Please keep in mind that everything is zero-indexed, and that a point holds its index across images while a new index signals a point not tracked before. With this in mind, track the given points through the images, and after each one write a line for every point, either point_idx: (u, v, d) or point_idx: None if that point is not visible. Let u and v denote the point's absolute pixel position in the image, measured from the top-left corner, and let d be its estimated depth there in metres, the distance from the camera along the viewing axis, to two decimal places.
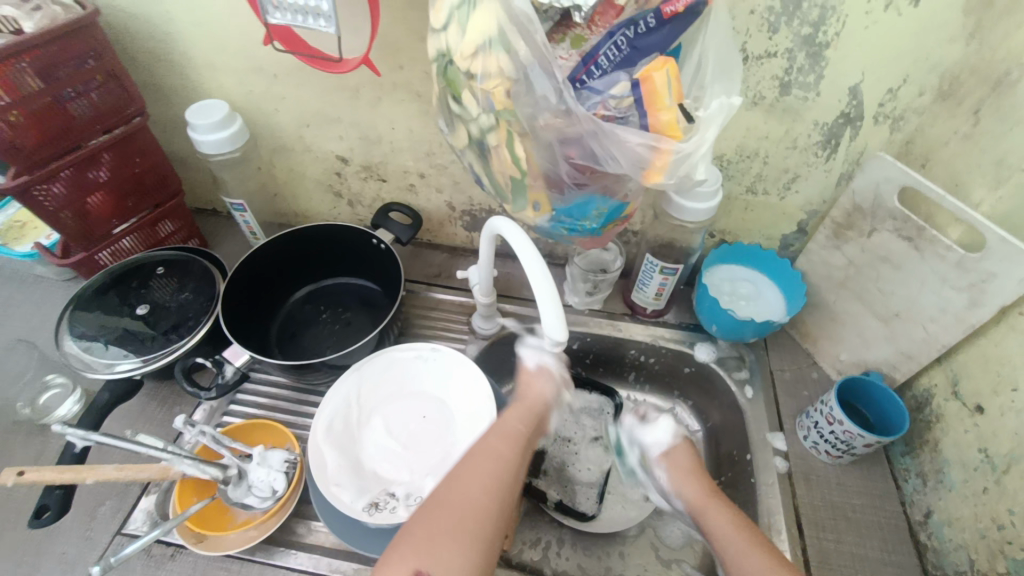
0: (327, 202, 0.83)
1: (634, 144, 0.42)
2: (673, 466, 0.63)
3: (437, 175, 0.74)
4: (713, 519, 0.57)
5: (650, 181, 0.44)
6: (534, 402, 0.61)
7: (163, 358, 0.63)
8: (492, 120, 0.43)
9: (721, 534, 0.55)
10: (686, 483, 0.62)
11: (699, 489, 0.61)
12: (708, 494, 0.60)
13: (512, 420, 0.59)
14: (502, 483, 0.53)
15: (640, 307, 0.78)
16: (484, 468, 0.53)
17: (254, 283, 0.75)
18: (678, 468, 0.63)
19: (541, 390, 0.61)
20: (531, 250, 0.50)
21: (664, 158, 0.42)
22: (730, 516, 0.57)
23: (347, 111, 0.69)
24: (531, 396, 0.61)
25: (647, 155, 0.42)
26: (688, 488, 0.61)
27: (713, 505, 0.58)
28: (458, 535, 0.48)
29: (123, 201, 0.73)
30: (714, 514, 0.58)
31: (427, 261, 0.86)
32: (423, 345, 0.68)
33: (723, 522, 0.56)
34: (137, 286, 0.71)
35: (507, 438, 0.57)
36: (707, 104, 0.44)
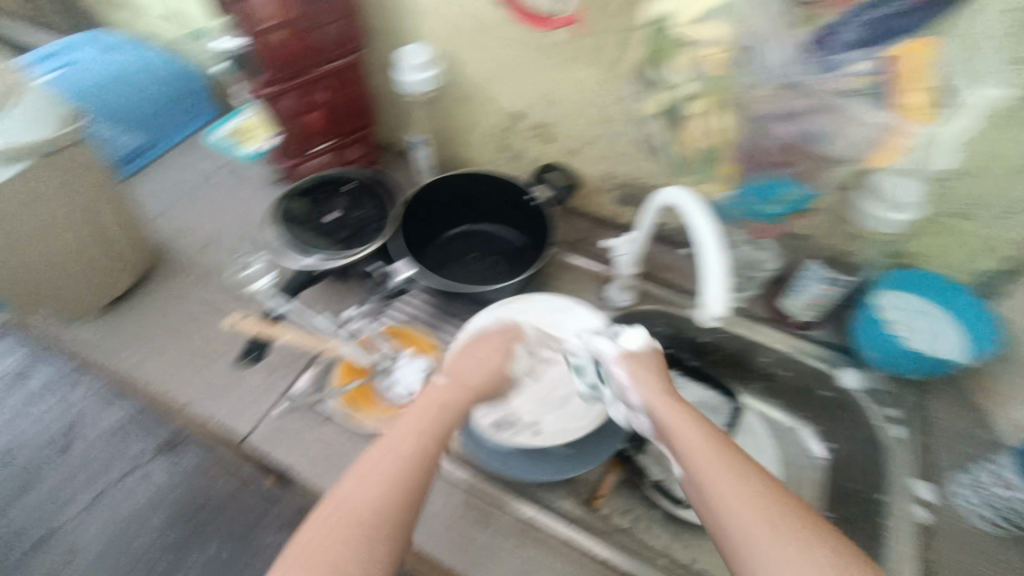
0: (490, 154, 0.88)
1: (873, 125, 0.55)
2: (633, 363, 0.56)
3: (603, 143, 0.75)
4: (684, 432, 0.49)
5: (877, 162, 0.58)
6: (476, 374, 0.60)
7: (342, 257, 0.73)
8: (698, 82, 0.58)
9: (704, 466, 0.45)
10: (645, 381, 0.54)
11: (655, 389, 0.53)
12: (709, 438, 0.47)
13: (469, 376, 0.59)
14: (402, 453, 0.49)
15: (788, 317, 0.73)
16: (406, 427, 0.52)
17: (419, 214, 0.83)
18: (665, 409, 0.51)
19: (483, 372, 0.60)
20: (706, 220, 0.50)
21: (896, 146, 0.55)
22: (735, 465, 0.45)
23: (534, 69, 0.72)
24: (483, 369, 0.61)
25: (885, 138, 0.55)
26: (691, 439, 0.48)
27: (705, 447, 0.47)
28: (375, 504, 0.45)
29: (333, 123, 0.85)
30: (708, 449, 0.46)
31: (570, 225, 0.88)
32: (563, 297, 0.72)
33: (723, 471, 0.45)
34: (326, 197, 0.82)
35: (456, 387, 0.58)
36: (964, 83, 0.50)
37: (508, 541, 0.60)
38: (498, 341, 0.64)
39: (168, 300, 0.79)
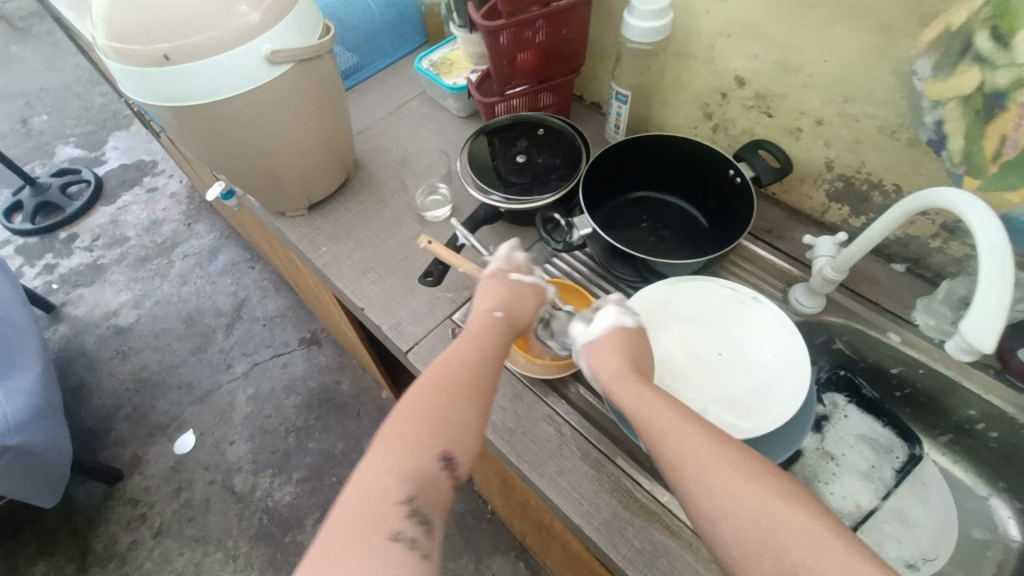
0: (691, 119, 0.83)
1: None
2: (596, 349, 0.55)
3: (838, 126, 0.67)
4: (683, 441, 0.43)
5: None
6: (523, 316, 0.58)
7: (527, 202, 0.73)
8: None
9: (688, 447, 0.42)
10: (609, 362, 0.53)
11: (615, 367, 0.52)
12: (681, 414, 0.45)
13: (512, 313, 0.57)
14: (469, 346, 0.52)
15: (1017, 369, 0.61)
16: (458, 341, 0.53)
17: (605, 171, 0.80)
18: (644, 398, 0.47)
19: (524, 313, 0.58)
20: (996, 230, 0.43)
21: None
22: (688, 421, 0.44)
23: (783, 30, 0.64)
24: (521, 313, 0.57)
25: None
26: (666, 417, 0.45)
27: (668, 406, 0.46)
28: (448, 390, 0.47)
29: (537, 65, 0.83)
30: (679, 420, 0.44)
31: (761, 213, 0.80)
32: (745, 289, 0.66)
33: (697, 443, 0.42)
34: (518, 139, 0.83)
35: (477, 333, 0.53)
36: None
37: (633, 523, 0.57)
38: (530, 296, 0.59)
39: (357, 209, 0.85)
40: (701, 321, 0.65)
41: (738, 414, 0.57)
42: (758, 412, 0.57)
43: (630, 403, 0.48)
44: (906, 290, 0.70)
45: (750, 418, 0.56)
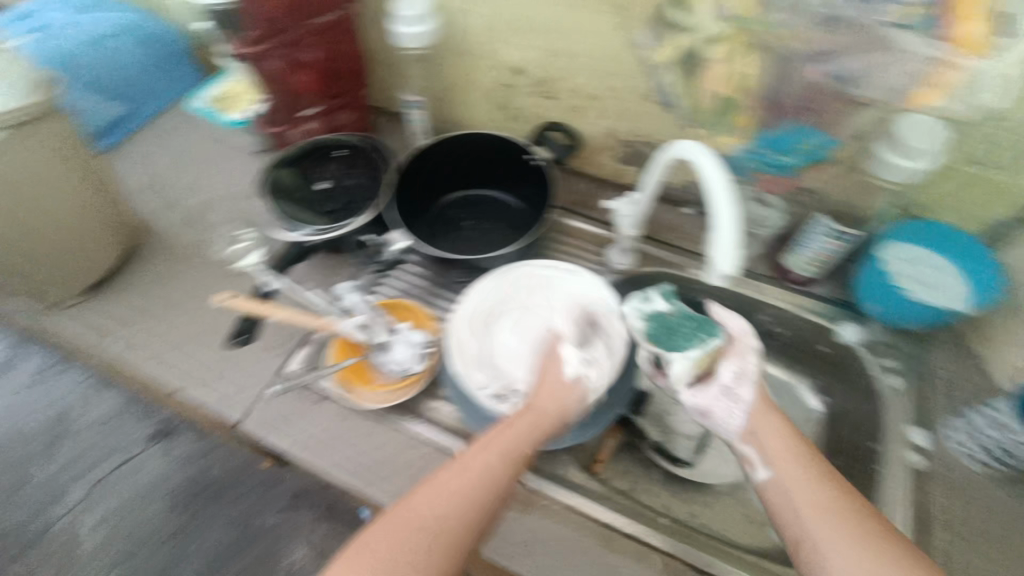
0: (489, 113, 0.85)
1: (918, 60, 0.54)
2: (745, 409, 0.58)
3: (609, 100, 0.73)
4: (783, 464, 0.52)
5: (911, 103, 0.57)
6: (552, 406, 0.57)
7: (332, 231, 0.70)
8: (723, 29, 0.59)
9: (792, 482, 0.50)
10: (764, 419, 0.56)
11: (778, 423, 0.56)
12: (798, 446, 0.53)
13: (542, 402, 0.57)
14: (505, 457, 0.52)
15: (790, 272, 0.73)
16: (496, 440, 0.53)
17: (415, 181, 0.79)
18: (772, 441, 0.54)
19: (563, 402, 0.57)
20: (716, 167, 0.50)
21: (940, 78, 0.54)
22: (818, 479, 0.50)
23: (540, 18, 0.68)
24: (555, 403, 0.57)
25: (926, 67, 0.54)
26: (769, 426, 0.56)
27: (795, 455, 0.52)
28: (456, 508, 0.48)
29: (322, 85, 0.79)
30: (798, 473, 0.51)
31: (570, 188, 0.87)
32: (562, 265, 0.72)
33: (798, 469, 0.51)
34: (317, 167, 0.80)
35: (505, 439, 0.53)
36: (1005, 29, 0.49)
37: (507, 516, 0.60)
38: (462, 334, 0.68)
39: (161, 278, 0.77)
40: (533, 307, 0.70)
41: None
42: None
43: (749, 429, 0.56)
44: (699, 229, 0.80)
45: None
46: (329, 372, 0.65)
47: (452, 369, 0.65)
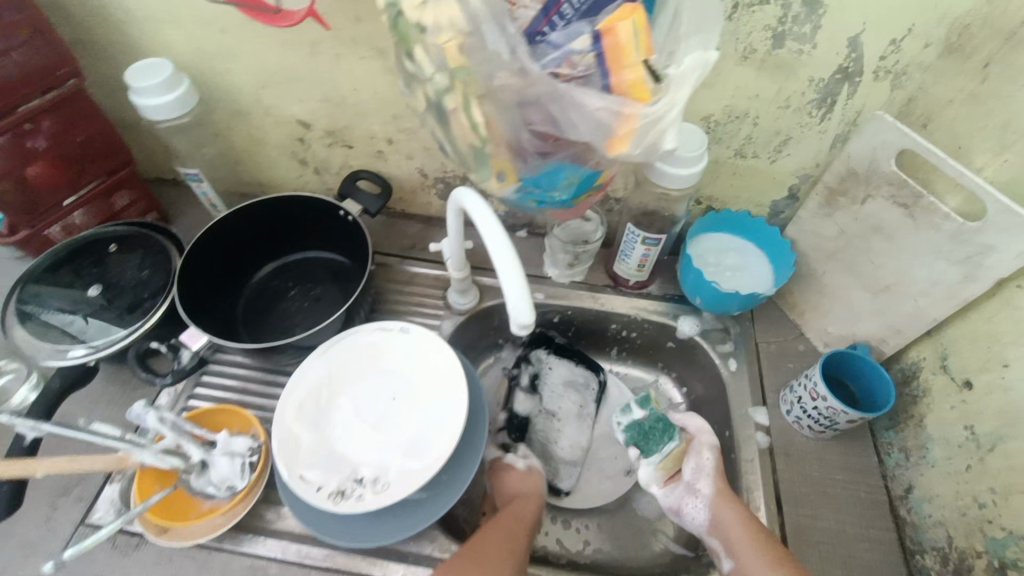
0: (293, 170, 0.79)
1: (595, 109, 0.36)
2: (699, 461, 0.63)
3: (406, 140, 0.70)
4: (722, 511, 0.58)
5: (614, 151, 0.39)
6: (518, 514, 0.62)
7: (113, 344, 0.60)
8: (446, 80, 0.38)
9: (735, 531, 0.56)
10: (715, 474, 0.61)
11: (741, 512, 0.58)
12: (725, 491, 0.60)
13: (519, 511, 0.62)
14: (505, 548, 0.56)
15: (623, 280, 0.74)
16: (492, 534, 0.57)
17: (217, 260, 0.71)
18: (734, 530, 0.57)
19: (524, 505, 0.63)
20: (494, 219, 0.48)
21: (629, 125, 0.36)
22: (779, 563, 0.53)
23: (305, 69, 0.63)
24: (521, 510, 0.62)
25: (611, 121, 0.37)
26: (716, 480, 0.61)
27: (729, 500, 0.59)
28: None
29: (67, 173, 0.67)
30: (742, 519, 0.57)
31: (402, 231, 0.83)
32: (393, 324, 0.65)
33: (734, 516, 0.58)
34: (90, 264, 0.67)
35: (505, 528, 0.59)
36: (680, 60, 0.38)
37: None
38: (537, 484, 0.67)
39: None
40: (369, 375, 0.62)
41: (423, 454, 0.57)
42: (436, 443, 0.57)
43: (709, 487, 0.61)
44: (534, 251, 0.79)
45: (430, 452, 0.57)
46: (134, 519, 0.51)
47: (280, 474, 0.55)
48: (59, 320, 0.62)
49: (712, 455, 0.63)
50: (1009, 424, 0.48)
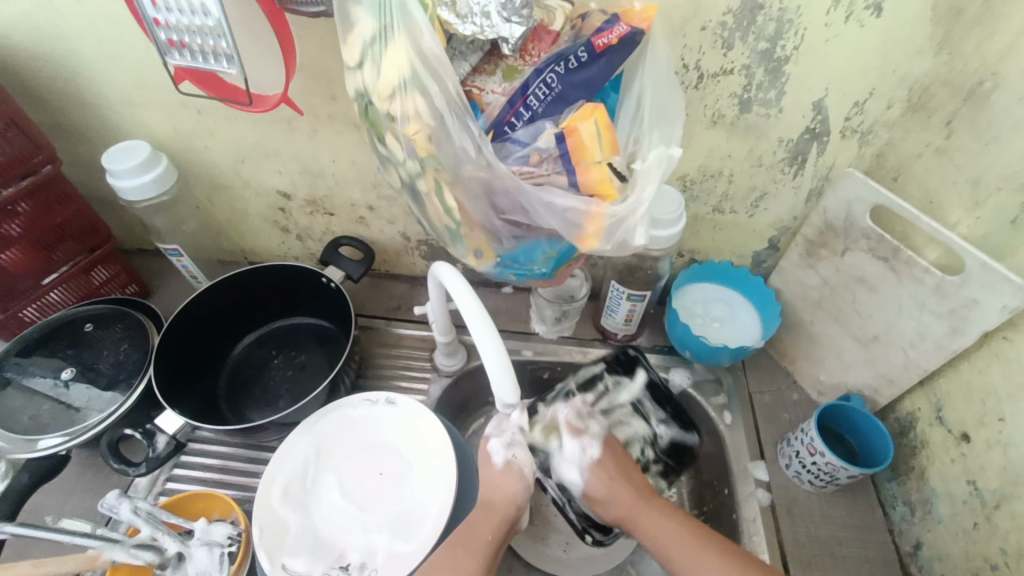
0: (274, 237, 0.79)
1: (562, 208, 0.36)
2: (594, 496, 0.56)
3: (386, 207, 0.70)
4: (649, 534, 0.53)
5: (585, 246, 0.38)
6: (506, 500, 0.54)
7: (88, 431, 0.58)
8: (417, 167, 0.38)
9: (664, 549, 0.52)
10: (618, 490, 0.55)
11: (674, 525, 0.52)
12: (638, 500, 0.55)
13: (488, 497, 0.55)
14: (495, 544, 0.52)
15: (611, 333, 0.74)
16: (481, 536, 0.52)
17: (196, 331, 0.70)
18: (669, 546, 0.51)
19: (509, 493, 0.54)
20: (469, 290, 0.47)
21: (598, 223, 0.36)
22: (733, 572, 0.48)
23: (284, 145, 0.64)
24: (504, 493, 0.54)
25: (577, 218, 0.36)
26: (613, 506, 0.55)
27: (647, 514, 0.54)
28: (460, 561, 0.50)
29: (42, 254, 0.66)
30: (660, 527, 0.53)
31: (387, 292, 0.82)
32: (379, 394, 0.64)
33: (659, 526, 0.53)
34: (66, 344, 0.65)
35: (494, 516, 0.53)
36: (644, 155, 0.38)
37: None
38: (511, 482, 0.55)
39: None
40: (355, 450, 0.60)
41: (412, 534, 0.54)
42: (426, 522, 0.55)
43: (616, 514, 0.55)
44: (521, 307, 0.78)
45: (421, 532, 0.54)
46: None
47: (261, 565, 0.51)
48: (43, 386, 0.62)
49: (597, 468, 0.56)
50: (1013, 480, 0.46)
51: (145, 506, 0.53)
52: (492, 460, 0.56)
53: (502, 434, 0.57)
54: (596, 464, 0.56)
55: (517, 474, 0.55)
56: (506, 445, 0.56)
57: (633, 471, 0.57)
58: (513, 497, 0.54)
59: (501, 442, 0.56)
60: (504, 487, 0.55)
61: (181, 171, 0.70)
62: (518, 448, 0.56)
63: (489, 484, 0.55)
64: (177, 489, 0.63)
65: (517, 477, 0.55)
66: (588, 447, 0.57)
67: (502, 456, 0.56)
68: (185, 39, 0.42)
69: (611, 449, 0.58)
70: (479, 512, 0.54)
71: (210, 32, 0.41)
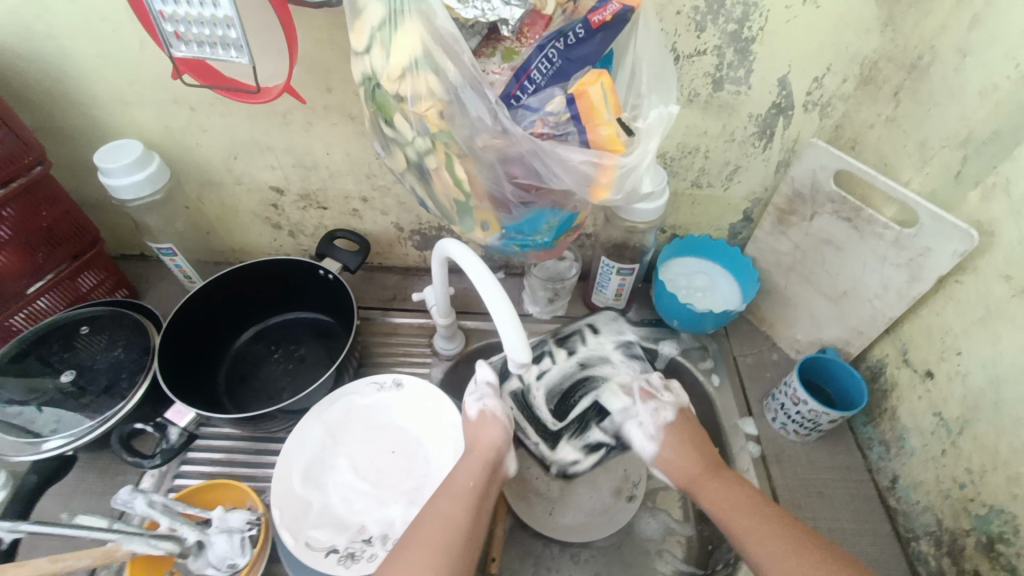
0: (266, 234, 0.79)
1: (577, 163, 0.40)
2: (666, 462, 0.61)
3: (380, 197, 0.72)
4: (712, 496, 0.56)
5: (597, 198, 0.42)
6: (486, 441, 0.56)
7: (94, 429, 0.57)
8: (428, 143, 0.41)
9: (727, 512, 0.54)
10: (677, 465, 0.59)
11: (700, 466, 0.58)
12: (711, 472, 0.58)
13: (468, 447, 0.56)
14: (479, 490, 0.53)
15: (602, 309, 0.77)
16: (463, 484, 0.53)
17: (194, 329, 0.70)
18: (732, 513, 0.54)
19: (489, 440, 0.56)
20: (479, 262, 0.52)
21: (609, 174, 0.40)
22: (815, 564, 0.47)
23: (278, 139, 0.66)
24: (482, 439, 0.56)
25: (591, 172, 0.40)
26: (682, 472, 0.59)
27: (709, 483, 0.57)
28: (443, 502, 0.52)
29: (31, 259, 0.65)
30: (731, 496, 0.55)
31: (381, 284, 0.84)
32: (385, 376, 0.65)
33: (721, 497, 0.56)
34: (59, 348, 0.64)
35: (477, 457, 0.55)
36: (645, 114, 0.43)
37: None
38: (490, 430, 0.56)
39: None
40: (364, 433, 0.62)
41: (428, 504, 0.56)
42: None
43: (685, 478, 0.59)
44: (515, 290, 0.81)
45: None
46: None
47: (286, 543, 0.52)
48: (12, 410, 0.58)
49: (672, 431, 0.61)
50: (973, 407, 0.52)
51: (160, 499, 0.54)
52: (468, 415, 0.59)
53: (472, 391, 0.60)
54: (670, 424, 0.62)
55: (495, 420, 0.57)
56: (477, 398, 0.59)
57: (703, 441, 0.61)
58: (490, 444, 0.55)
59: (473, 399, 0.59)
60: (482, 433, 0.56)
61: (171, 169, 0.70)
62: (489, 398, 0.59)
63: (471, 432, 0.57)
64: (185, 485, 0.63)
65: (493, 422, 0.57)
66: (662, 409, 0.63)
67: (474, 408, 0.58)
68: (191, 31, 0.44)
69: (683, 417, 0.63)
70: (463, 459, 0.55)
71: (218, 22, 0.43)
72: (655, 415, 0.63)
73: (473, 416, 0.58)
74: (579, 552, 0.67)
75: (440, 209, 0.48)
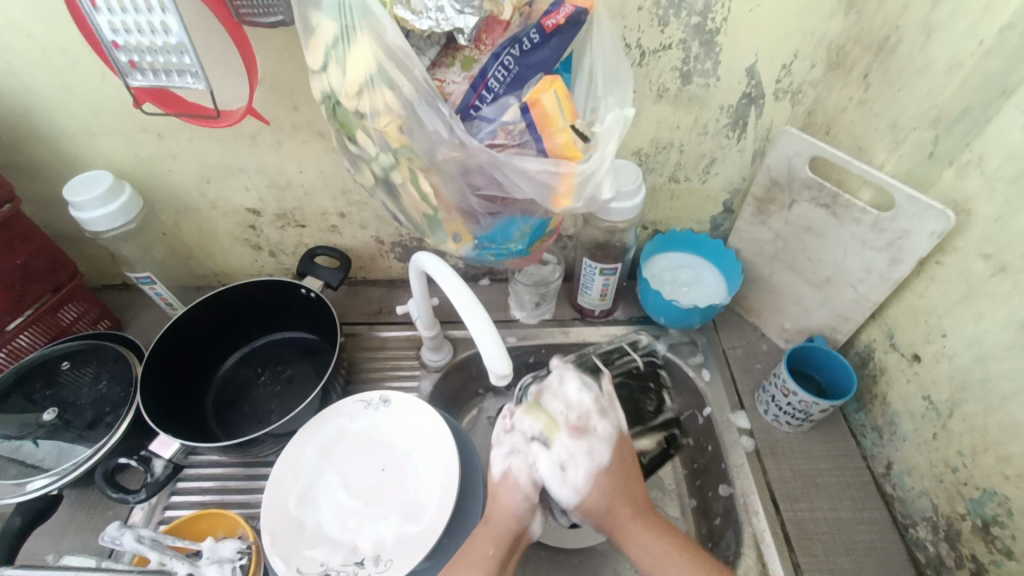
0: (246, 256, 0.79)
1: (535, 172, 0.39)
2: (587, 498, 0.53)
3: (358, 212, 0.72)
4: (640, 550, 0.51)
5: (559, 206, 0.41)
6: (504, 512, 0.52)
7: (79, 466, 0.57)
8: (391, 158, 0.40)
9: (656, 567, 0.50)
10: (598, 501, 0.53)
11: (622, 508, 0.53)
12: (638, 514, 0.53)
13: (492, 510, 0.53)
14: (498, 559, 0.50)
15: (588, 310, 0.76)
16: (482, 551, 0.50)
17: (177, 355, 0.69)
18: (654, 561, 0.50)
19: (508, 506, 0.52)
20: (456, 276, 0.51)
21: (568, 181, 0.40)
22: None
23: (250, 161, 0.65)
24: (501, 506, 0.53)
25: (551, 180, 0.40)
26: (597, 504, 0.53)
27: (636, 522, 0.53)
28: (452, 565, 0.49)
29: (8, 295, 0.64)
30: (649, 544, 0.51)
31: (366, 298, 0.83)
32: (372, 393, 0.65)
33: (651, 540, 0.52)
34: (42, 385, 0.63)
35: (492, 529, 0.52)
36: (602, 118, 0.43)
37: None
38: (512, 493, 0.53)
39: None
40: (356, 450, 0.61)
41: (418, 522, 0.56)
42: (433, 505, 0.57)
43: (600, 514, 0.53)
44: (499, 296, 0.80)
45: (426, 515, 0.56)
46: None
47: (278, 568, 0.52)
48: (3, 452, 0.58)
49: (603, 473, 0.54)
50: (961, 387, 0.52)
51: (148, 533, 0.53)
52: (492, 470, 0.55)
53: (505, 442, 0.55)
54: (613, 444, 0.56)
55: (516, 485, 0.53)
56: (506, 452, 0.55)
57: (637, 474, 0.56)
58: (507, 518, 0.52)
59: (504, 456, 0.54)
60: (502, 498, 0.53)
61: (145, 198, 0.69)
62: (518, 457, 0.54)
63: (491, 498, 0.54)
64: (176, 517, 0.63)
65: (516, 489, 0.53)
66: (599, 428, 0.55)
67: (501, 465, 0.54)
68: (144, 58, 0.43)
69: (619, 455, 0.56)
70: (480, 529, 0.52)
71: (172, 49, 0.42)
72: (574, 457, 0.53)
73: (497, 474, 0.54)
74: (576, 554, 0.66)
75: (413, 224, 0.47)
